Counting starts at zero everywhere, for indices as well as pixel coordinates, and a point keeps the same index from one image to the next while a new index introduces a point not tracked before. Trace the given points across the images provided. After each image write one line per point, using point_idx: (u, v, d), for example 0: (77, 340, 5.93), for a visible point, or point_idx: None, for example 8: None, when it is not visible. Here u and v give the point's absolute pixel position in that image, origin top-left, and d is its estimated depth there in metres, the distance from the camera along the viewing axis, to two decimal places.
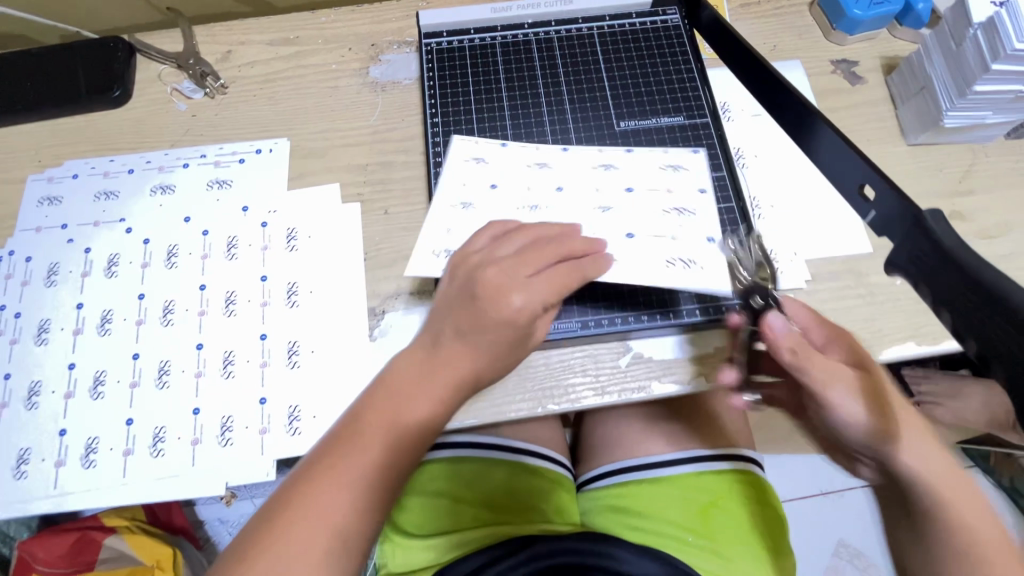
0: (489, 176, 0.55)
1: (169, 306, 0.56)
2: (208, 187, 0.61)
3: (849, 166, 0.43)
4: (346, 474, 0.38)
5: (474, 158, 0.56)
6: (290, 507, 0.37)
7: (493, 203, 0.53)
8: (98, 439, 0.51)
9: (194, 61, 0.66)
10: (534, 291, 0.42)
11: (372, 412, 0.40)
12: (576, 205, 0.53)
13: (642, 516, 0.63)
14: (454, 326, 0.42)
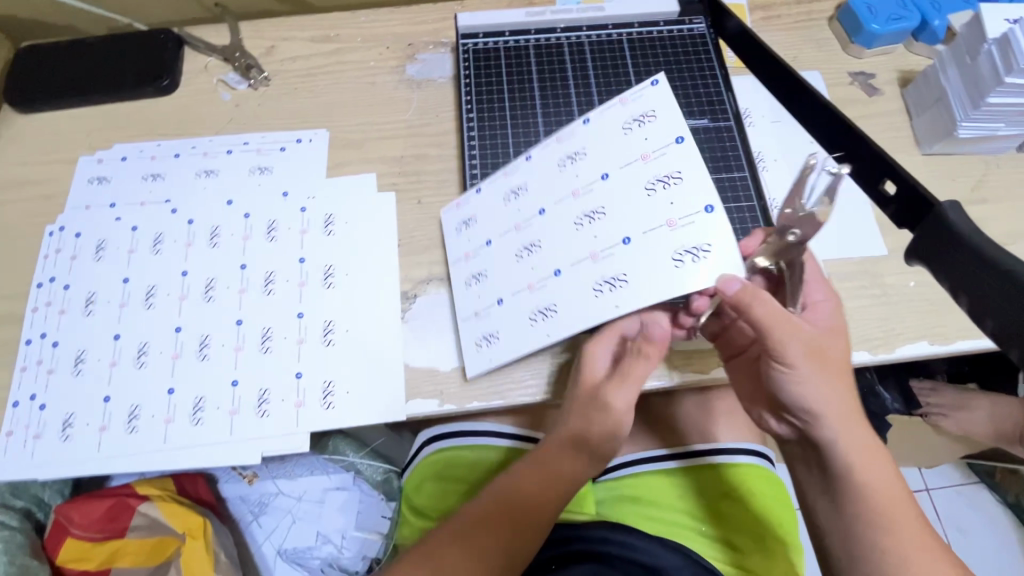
0: (483, 234, 0.58)
1: (211, 283, 0.59)
2: (250, 173, 0.64)
3: (871, 163, 0.46)
4: (492, 547, 0.49)
5: (468, 223, 0.59)
6: (455, 540, 0.50)
7: (498, 272, 0.56)
8: (140, 406, 0.54)
9: (239, 54, 0.69)
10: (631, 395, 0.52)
11: (510, 500, 0.51)
12: (573, 249, 0.52)
13: (657, 507, 0.65)
14: (570, 434, 0.53)
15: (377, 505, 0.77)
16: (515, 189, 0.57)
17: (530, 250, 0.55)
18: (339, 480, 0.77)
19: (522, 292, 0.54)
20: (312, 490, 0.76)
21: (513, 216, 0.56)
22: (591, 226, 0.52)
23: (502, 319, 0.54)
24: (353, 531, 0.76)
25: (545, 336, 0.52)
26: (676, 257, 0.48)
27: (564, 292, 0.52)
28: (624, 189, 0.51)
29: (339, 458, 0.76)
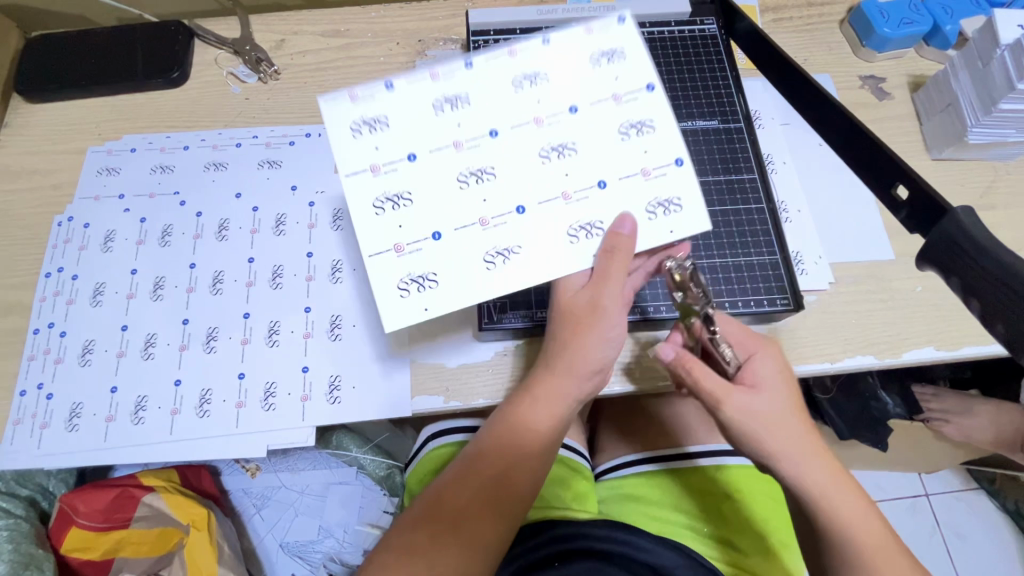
0: (390, 143, 0.44)
1: (219, 276, 0.59)
2: (258, 166, 0.64)
3: (885, 165, 0.45)
4: (475, 509, 0.46)
5: (378, 145, 0.44)
6: (435, 505, 0.47)
7: (429, 198, 0.45)
8: (147, 397, 0.54)
9: (250, 48, 0.69)
10: (615, 298, 0.46)
11: (490, 449, 0.48)
12: (529, 180, 0.45)
13: (660, 507, 0.65)
14: (556, 356, 0.48)
15: (379, 500, 0.77)
16: (449, 98, 0.45)
17: (477, 177, 0.45)
18: (342, 475, 0.77)
19: (469, 228, 0.45)
20: (315, 484, 0.77)
21: (441, 130, 0.44)
22: (560, 160, 0.45)
23: (438, 261, 0.44)
24: (355, 526, 0.76)
25: (510, 286, 0.45)
26: (650, 211, 0.46)
27: (533, 235, 0.45)
28: (595, 125, 0.46)
29: (342, 453, 0.74)
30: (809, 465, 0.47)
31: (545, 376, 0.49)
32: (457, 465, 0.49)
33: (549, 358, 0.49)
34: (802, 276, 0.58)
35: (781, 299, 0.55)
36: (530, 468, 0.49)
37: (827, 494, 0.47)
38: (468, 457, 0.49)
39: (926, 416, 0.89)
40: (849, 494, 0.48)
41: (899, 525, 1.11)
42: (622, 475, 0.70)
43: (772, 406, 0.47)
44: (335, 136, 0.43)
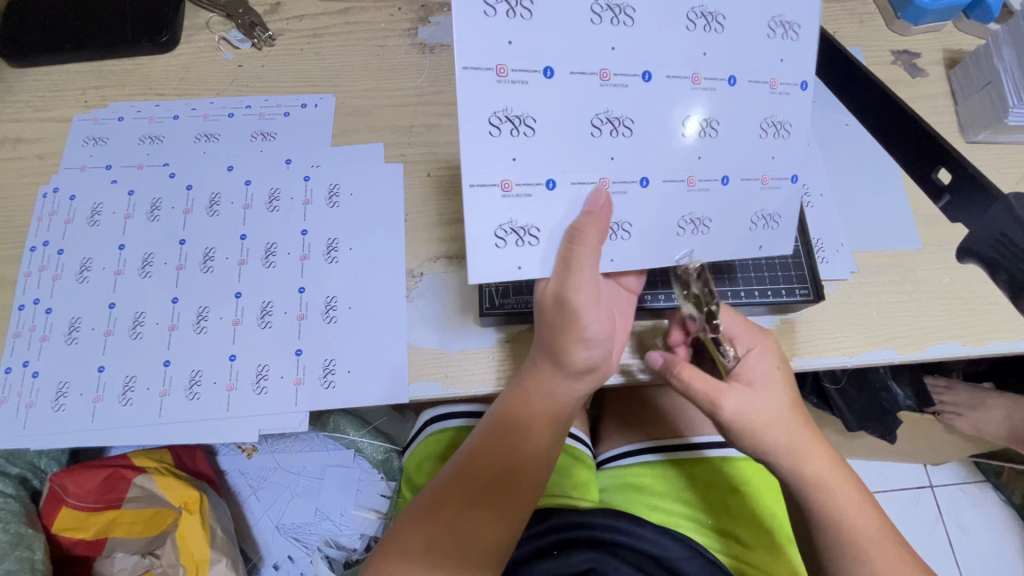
0: (541, 52, 0.39)
1: (209, 253, 0.56)
2: (251, 138, 0.61)
3: None
4: (473, 519, 0.45)
5: (513, 39, 0.38)
6: (431, 514, 0.46)
7: (556, 138, 0.40)
8: (136, 377, 0.52)
9: (243, 11, 0.66)
10: (591, 288, 0.43)
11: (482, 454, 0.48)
12: (657, 146, 0.43)
13: (663, 497, 0.64)
14: (542, 350, 0.47)
15: (376, 483, 0.76)
16: (612, 5, 0.39)
17: (613, 126, 0.41)
18: (339, 457, 0.76)
19: (587, 187, 0.42)
20: (311, 466, 0.75)
21: (579, 52, 0.39)
22: (698, 137, 0.43)
23: (544, 211, 0.42)
24: (352, 510, 0.75)
25: (610, 261, 0.44)
26: (753, 218, 0.46)
27: (644, 207, 0.44)
28: (743, 107, 0.43)
29: (340, 436, 0.72)
30: (801, 455, 0.46)
31: (536, 372, 0.48)
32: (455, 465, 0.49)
33: (541, 353, 0.47)
34: (821, 265, 0.55)
35: (800, 289, 0.52)
36: (521, 465, 0.48)
37: (821, 482, 0.46)
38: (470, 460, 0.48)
39: (938, 409, 0.86)
40: (843, 486, 0.46)
41: (901, 516, 1.09)
42: (627, 463, 0.67)
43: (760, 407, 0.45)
44: (466, 14, 0.37)
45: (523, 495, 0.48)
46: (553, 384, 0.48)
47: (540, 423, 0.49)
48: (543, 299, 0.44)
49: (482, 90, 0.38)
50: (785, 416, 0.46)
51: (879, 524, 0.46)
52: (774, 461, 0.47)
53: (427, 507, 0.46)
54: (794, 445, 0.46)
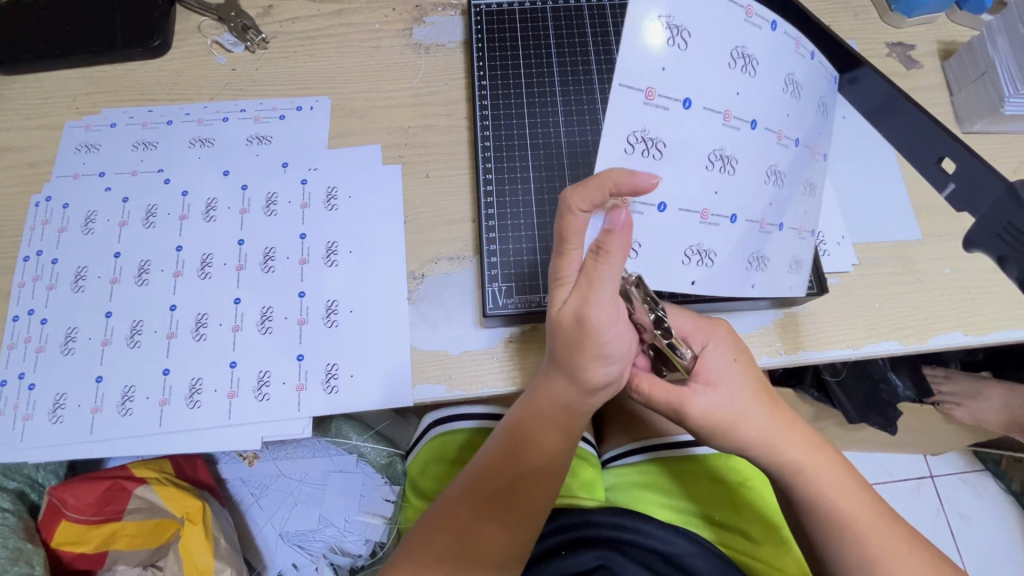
0: (685, 83, 0.38)
1: (207, 258, 0.56)
2: (247, 142, 0.60)
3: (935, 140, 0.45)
4: (482, 540, 0.46)
5: (667, 66, 0.37)
6: (436, 534, 0.46)
7: (673, 168, 0.40)
8: (134, 387, 0.51)
9: (236, 14, 0.65)
10: (608, 306, 0.40)
11: (493, 472, 0.47)
12: (746, 189, 0.43)
13: (669, 494, 0.63)
14: (555, 366, 0.44)
15: (379, 488, 0.75)
16: (746, 55, 0.39)
17: (721, 164, 0.41)
18: (342, 463, 0.75)
19: (690, 214, 0.42)
20: (313, 472, 0.75)
21: (710, 92, 0.39)
22: (773, 187, 0.44)
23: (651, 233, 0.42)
24: (355, 515, 0.74)
25: (692, 283, 0.44)
26: (790, 262, 0.48)
27: (735, 245, 0.44)
28: (799, 165, 0.45)
29: (341, 441, 0.72)
30: (781, 450, 0.46)
31: (552, 388, 0.46)
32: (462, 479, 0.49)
33: (554, 369, 0.45)
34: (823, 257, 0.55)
35: None
36: (534, 484, 0.47)
37: (807, 478, 0.46)
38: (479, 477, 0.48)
39: (937, 399, 0.87)
40: (830, 474, 0.46)
41: (903, 507, 1.10)
42: (629, 462, 0.68)
43: (728, 404, 0.46)
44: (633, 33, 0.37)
45: (537, 513, 0.48)
46: (567, 399, 0.46)
47: (555, 439, 0.48)
48: (561, 316, 0.42)
49: (625, 109, 0.37)
50: (752, 410, 0.46)
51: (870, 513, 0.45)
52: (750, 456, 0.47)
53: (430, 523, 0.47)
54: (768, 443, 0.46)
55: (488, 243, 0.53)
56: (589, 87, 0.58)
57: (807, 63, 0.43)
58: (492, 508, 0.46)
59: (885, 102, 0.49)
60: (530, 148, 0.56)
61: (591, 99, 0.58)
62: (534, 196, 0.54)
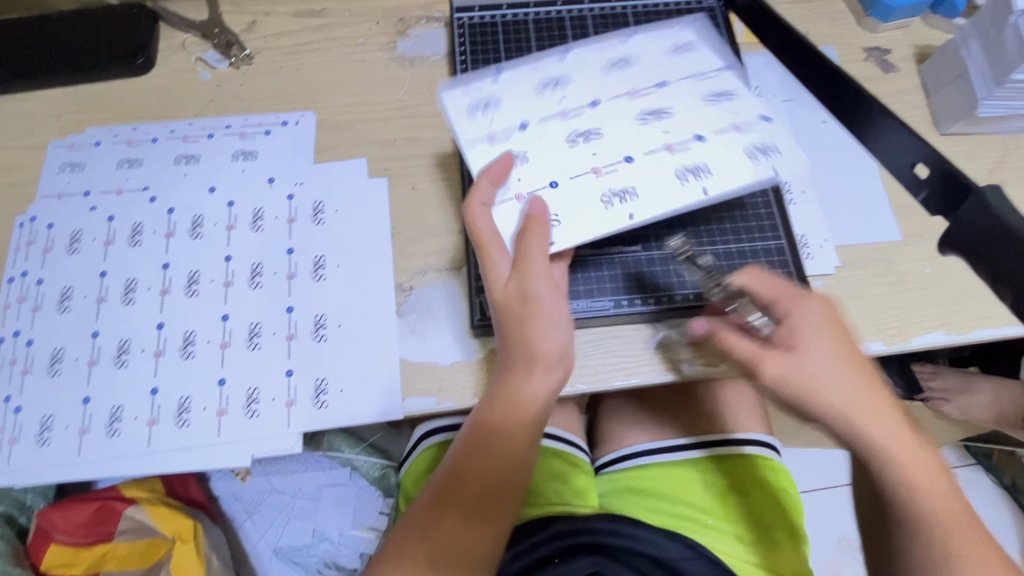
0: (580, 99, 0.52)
1: (194, 276, 0.55)
2: (233, 158, 0.60)
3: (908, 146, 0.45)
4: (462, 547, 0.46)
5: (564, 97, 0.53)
6: (411, 538, 0.46)
7: (562, 150, 0.50)
8: (122, 407, 0.51)
9: (220, 31, 0.66)
10: (544, 277, 0.46)
11: (462, 474, 0.47)
12: (645, 145, 0.50)
13: (664, 500, 0.63)
14: (511, 356, 0.46)
15: (374, 501, 0.75)
16: (619, 61, 0.54)
17: (592, 140, 0.51)
18: (336, 476, 0.75)
19: (585, 177, 0.49)
20: (307, 486, 0.74)
21: (589, 97, 0.52)
22: (683, 148, 0.49)
23: (551, 200, 0.48)
24: (350, 530, 0.74)
25: (630, 217, 0.47)
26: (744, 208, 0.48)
27: (637, 211, 0.47)
28: (706, 124, 0.51)
29: (335, 454, 0.73)
30: (858, 422, 0.42)
31: (513, 381, 0.46)
32: (436, 485, 0.48)
33: (511, 360, 0.46)
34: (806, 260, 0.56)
35: (787, 286, 0.53)
36: (499, 480, 0.48)
37: (890, 467, 0.41)
38: (451, 482, 0.48)
39: (926, 396, 0.88)
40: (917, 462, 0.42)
41: None
42: (623, 467, 0.67)
43: (818, 371, 0.42)
44: (523, 81, 0.53)
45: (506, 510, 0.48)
46: (530, 390, 0.46)
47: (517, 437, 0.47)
48: (505, 297, 0.46)
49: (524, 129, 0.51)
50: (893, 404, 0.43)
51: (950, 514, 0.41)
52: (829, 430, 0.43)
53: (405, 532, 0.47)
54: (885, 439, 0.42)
55: (474, 256, 0.55)
56: None
57: (695, 56, 0.54)
58: (465, 509, 0.47)
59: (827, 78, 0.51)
60: None
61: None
62: None
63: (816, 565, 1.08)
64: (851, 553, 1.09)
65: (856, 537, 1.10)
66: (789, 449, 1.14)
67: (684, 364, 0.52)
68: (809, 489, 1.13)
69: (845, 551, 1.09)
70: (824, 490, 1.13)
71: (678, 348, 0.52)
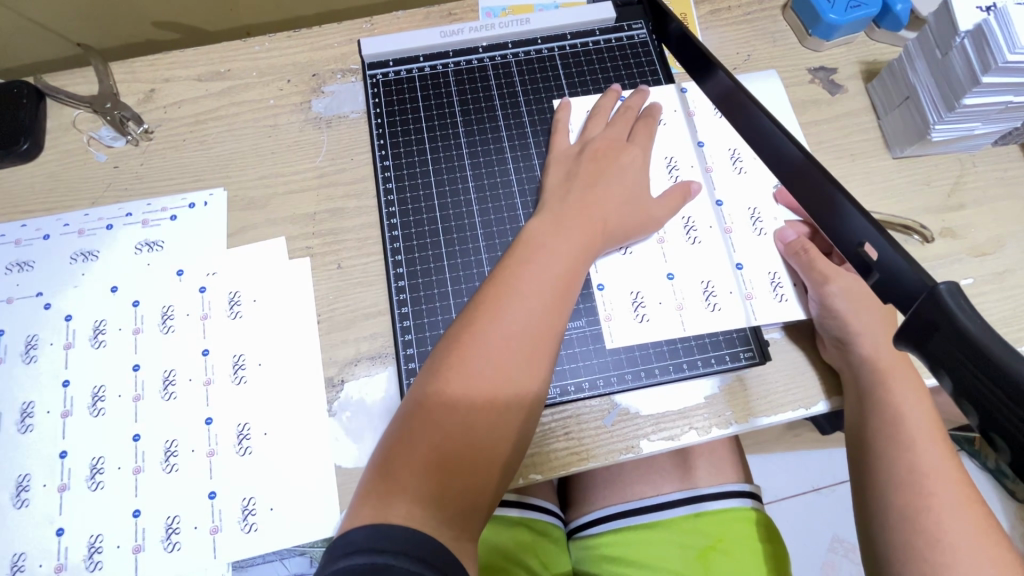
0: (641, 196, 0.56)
1: (99, 391, 0.50)
2: (136, 251, 0.55)
3: (847, 222, 0.36)
4: (495, 325, 0.42)
5: None
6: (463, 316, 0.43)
7: (686, 258, 0.53)
8: (25, 554, 0.46)
9: (112, 105, 0.59)
10: (619, 128, 0.55)
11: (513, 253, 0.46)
12: (733, 194, 0.56)
13: (640, 567, 0.60)
14: (580, 166, 0.52)
15: None
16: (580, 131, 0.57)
17: (691, 228, 0.54)
18: None
19: (724, 265, 0.53)
20: None
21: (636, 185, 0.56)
22: (746, 174, 0.56)
23: (666, 323, 0.51)
24: None
25: (781, 300, 0.52)
26: (756, 214, 0.55)
27: (755, 257, 0.53)
28: (722, 149, 0.57)
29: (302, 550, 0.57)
30: (893, 387, 0.47)
31: (571, 173, 0.52)
32: (506, 306, 0.42)
33: (584, 157, 0.53)
34: (780, 301, 0.52)
35: (744, 352, 0.50)
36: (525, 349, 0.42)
37: (916, 473, 0.44)
38: (524, 263, 0.45)
39: None
40: (929, 448, 0.45)
41: None
42: (595, 533, 0.64)
43: (859, 295, 0.49)
44: None
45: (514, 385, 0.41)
46: (586, 167, 0.52)
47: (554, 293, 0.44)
48: (593, 129, 0.55)
49: (620, 269, 0.52)
50: (909, 376, 0.48)
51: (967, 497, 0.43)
52: (870, 397, 0.47)
53: (466, 320, 0.43)
54: (902, 410, 0.46)
55: (404, 346, 0.51)
56: (499, 157, 0.57)
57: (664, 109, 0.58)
58: (530, 266, 0.44)
59: (728, 98, 0.46)
60: (441, 229, 0.55)
61: (503, 176, 0.56)
62: (449, 288, 0.52)
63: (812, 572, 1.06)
64: (844, 555, 1.06)
65: (849, 538, 1.08)
66: (774, 456, 1.12)
67: (642, 441, 0.48)
68: (797, 494, 1.11)
69: (839, 553, 1.07)
70: (813, 493, 1.11)
71: (634, 425, 0.49)
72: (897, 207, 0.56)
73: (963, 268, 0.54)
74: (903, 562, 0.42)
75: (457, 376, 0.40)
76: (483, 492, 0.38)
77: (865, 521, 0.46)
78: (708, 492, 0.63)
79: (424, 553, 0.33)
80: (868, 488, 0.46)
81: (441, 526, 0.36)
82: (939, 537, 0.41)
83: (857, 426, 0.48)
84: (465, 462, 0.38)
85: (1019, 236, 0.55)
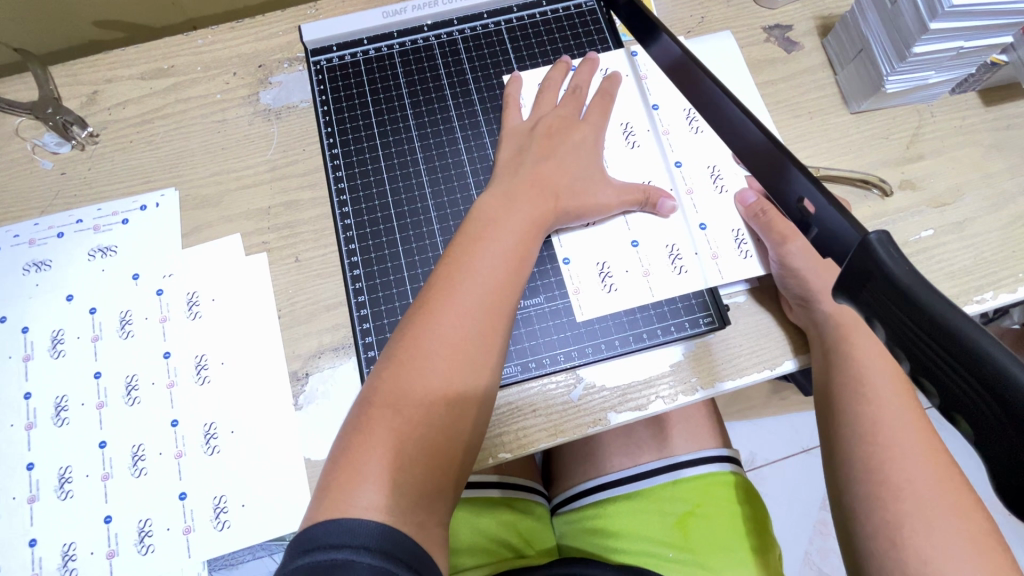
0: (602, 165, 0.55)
1: (62, 402, 0.49)
2: (89, 258, 0.54)
3: (786, 178, 0.36)
4: (448, 305, 0.41)
5: None
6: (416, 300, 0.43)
7: (649, 223, 0.53)
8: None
9: (52, 110, 0.57)
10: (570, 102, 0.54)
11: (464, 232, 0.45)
12: (691, 155, 0.55)
13: (622, 538, 0.61)
14: (531, 141, 0.52)
15: None
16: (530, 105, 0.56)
17: None
18: None
19: (687, 227, 0.53)
20: None
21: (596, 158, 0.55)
22: (704, 135, 0.56)
23: (633, 291, 0.51)
24: None
25: (744, 257, 0.52)
26: (716, 173, 0.54)
27: (716, 216, 0.53)
28: (676, 112, 0.56)
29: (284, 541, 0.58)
30: (857, 343, 0.47)
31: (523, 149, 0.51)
32: (457, 286, 0.42)
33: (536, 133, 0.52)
34: (744, 260, 0.52)
35: (704, 318, 0.50)
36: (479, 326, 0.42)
37: (879, 424, 0.44)
38: (477, 244, 0.44)
39: None
40: (893, 398, 0.45)
41: None
42: (577, 507, 0.65)
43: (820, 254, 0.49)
44: None
45: (472, 362, 0.41)
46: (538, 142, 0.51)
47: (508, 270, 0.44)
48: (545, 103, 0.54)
49: (580, 244, 0.52)
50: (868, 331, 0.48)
51: (929, 445, 0.43)
52: (836, 354, 0.47)
53: (419, 305, 0.42)
54: (865, 365, 0.47)
55: (363, 334, 0.50)
56: (450, 138, 0.56)
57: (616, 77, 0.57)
58: (483, 247, 0.44)
59: (675, 64, 0.45)
60: (394, 215, 0.54)
61: (455, 157, 0.55)
62: (406, 273, 0.52)
63: (803, 529, 1.08)
64: None
65: None
66: (761, 419, 1.13)
67: (610, 413, 0.48)
68: (787, 455, 1.12)
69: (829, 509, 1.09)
70: (802, 453, 1.12)
71: (601, 397, 0.49)
72: (856, 162, 0.56)
73: (923, 219, 0.54)
74: (866, 513, 0.42)
75: (412, 359, 0.40)
76: (448, 472, 0.39)
77: (833, 476, 0.46)
78: (686, 459, 0.64)
79: (385, 543, 0.33)
80: (834, 445, 0.46)
81: (405, 513, 0.36)
82: (901, 486, 0.41)
83: (823, 383, 0.48)
84: (425, 442, 0.38)
85: (977, 183, 0.55)
